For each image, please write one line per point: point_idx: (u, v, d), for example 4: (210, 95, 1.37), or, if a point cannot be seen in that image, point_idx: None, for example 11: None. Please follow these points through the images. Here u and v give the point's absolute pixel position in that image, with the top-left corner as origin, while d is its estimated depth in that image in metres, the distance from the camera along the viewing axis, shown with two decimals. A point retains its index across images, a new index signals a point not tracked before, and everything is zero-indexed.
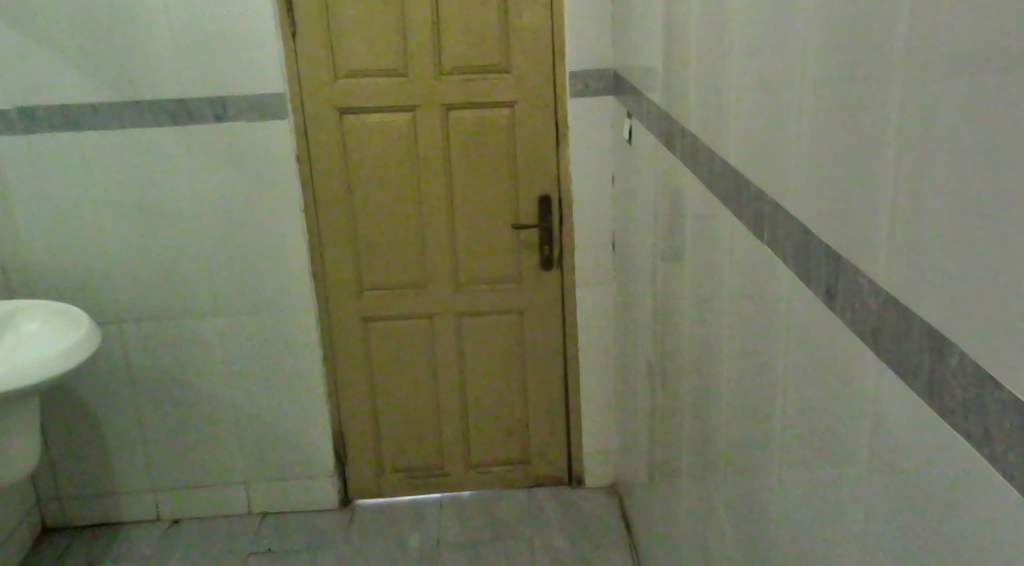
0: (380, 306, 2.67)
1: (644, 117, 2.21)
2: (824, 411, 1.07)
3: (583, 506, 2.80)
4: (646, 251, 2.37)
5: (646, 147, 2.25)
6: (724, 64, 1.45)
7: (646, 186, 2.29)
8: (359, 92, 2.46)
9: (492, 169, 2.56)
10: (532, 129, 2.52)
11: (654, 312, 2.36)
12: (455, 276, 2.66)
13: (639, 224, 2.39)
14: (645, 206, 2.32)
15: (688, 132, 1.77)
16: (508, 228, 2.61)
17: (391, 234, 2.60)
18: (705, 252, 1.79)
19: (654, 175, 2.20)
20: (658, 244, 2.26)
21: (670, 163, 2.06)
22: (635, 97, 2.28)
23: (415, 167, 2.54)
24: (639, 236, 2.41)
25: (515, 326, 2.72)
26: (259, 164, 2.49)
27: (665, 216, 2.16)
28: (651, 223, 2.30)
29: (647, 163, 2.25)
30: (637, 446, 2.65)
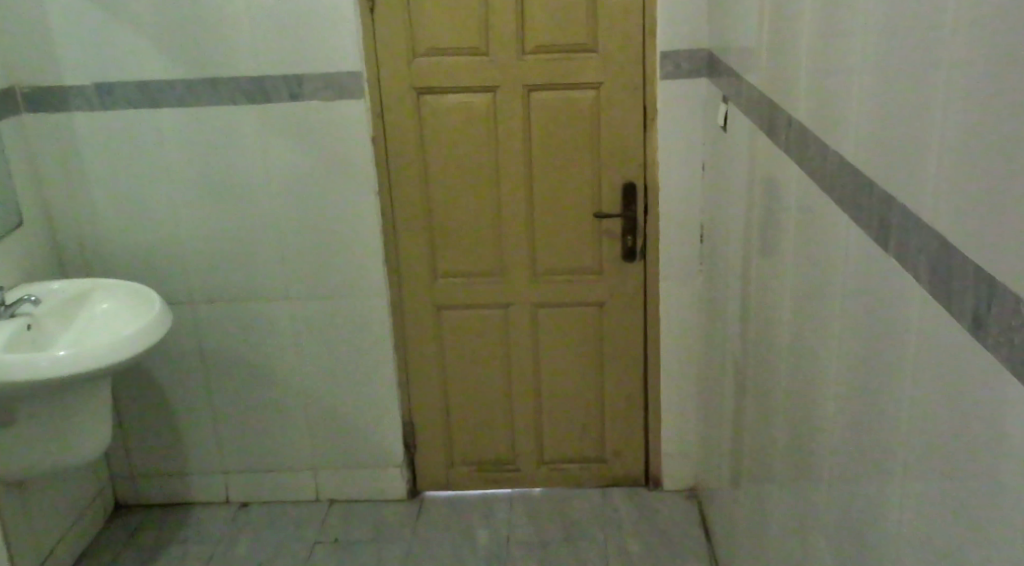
0: (454, 295, 2.57)
1: (741, 105, 2.06)
2: (969, 453, 0.93)
3: (659, 509, 2.68)
4: (738, 247, 2.22)
5: (742, 137, 2.10)
6: (845, 46, 1.30)
7: (740, 178, 2.14)
8: (438, 71, 2.36)
9: (575, 154, 2.43)
10: (618, 114, 2.39)
11: (745, 313, 2.21)
12: (533, 266, 2.55)
13: (731, 217, 2.25)
14: (739, 199, 2.17)
15: (794, 120, 1.62)
16: (590, 217, 2.49)
17: (468, 221, 2.51)
18: (808, 254, 1.64)
19: (751, 167, 2.05)
20: (751, 241, 2.11)
21: (768, 155, 1.90)
22: (731, 83, 2.12)
23: (494, 151, 2.44)
24: (731, 231, 2.26)
25: (594, 319, 2.60)
26: (335, 145, 2.41)
27: (760, 211, 2.01)
28: (744, 218, 2.15)
29: (743, 154, 2.10)
30: (720, 450, 2.51)
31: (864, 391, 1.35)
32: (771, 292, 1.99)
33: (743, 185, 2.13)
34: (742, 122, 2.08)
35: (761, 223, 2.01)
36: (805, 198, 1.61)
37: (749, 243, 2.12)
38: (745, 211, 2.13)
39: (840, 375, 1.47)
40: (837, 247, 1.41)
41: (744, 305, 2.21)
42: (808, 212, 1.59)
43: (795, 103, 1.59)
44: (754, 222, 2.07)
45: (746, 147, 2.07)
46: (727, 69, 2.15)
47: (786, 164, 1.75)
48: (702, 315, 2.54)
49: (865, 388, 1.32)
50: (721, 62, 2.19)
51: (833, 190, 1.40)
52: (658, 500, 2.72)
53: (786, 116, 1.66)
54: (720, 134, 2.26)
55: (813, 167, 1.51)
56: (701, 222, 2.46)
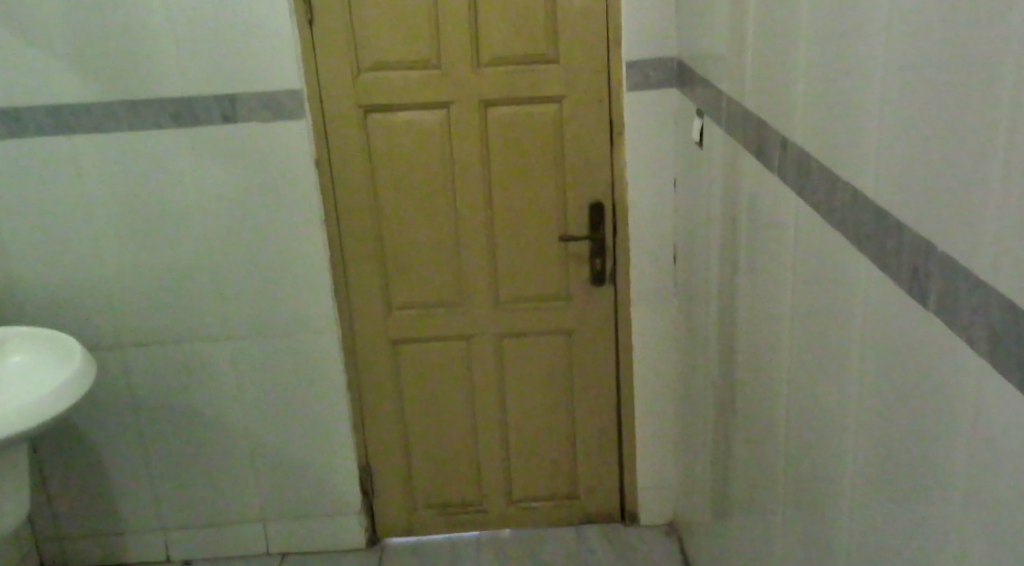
0: (410, 328, 2.37)
1: (716, 119, 1.89)
2: None
3: (637, 547, 2.51)
4: (716, 269, 2.05)
5: (718, 152, 1.93)
6: (852, 60, 1.13)
7: (718, 195, 1.98)
8: (385, 87, 2.16)
9: (537, 173, 2.25)
10: (582, 128, 2.21)
11: (725, 340, 2.05)
12: (495, 294, 2.36)
13: (708, 238, 2.08)
14: (717, 217, 2.00)
15: (779, 139, 1.45)
16: (555, 240, 2.31)
17: (424, 248, 2.31)
18: (800, 286, 1.48)
19: (730, 185, 1.89)
20: (732, 264, 1.94)
21: (749, 173, 1.74)
22: (703, 94, 1.95)
23: (450, 172, 2.24)
24: (708, 252, 2.09)
25: (563, 348, 2.42)
26: (274, 170, 2.20)
27: (744, 232, 1.85)
28: (724, 238, 1.98)
29: (720, 170, 1.93)
30: (700, 483, 2.35)
31: (869, 447, 1.18)
32: (756, 320, 1.82)
33: (722, 203, 1.96)
34: (718, 137, 1.91)
35: (745, 245, 1.85)
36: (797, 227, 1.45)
37: (730, 266, 1.96)
38: (725, 231, 1.96)
39: (836, 429, 1.31)
40: (836, 285, 1.25)
41: (724, 332, 2.05)
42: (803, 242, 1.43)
43: (783, 120, 1.43)
44: (736, 244, 1.91)
45: (723, 163, 1.91)
46: (699, 78, 1.98)
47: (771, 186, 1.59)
48: (677, 340, 2.38)
49: (875, 445, 1.15)
50: (692, 71, 2.02)
51: (834, 222, 1.23)
52: (635, 536, 2.54)
53: (771, 134, 1.49)
54: (693, 148, 2.09)
55: (804, 194, 1.34)
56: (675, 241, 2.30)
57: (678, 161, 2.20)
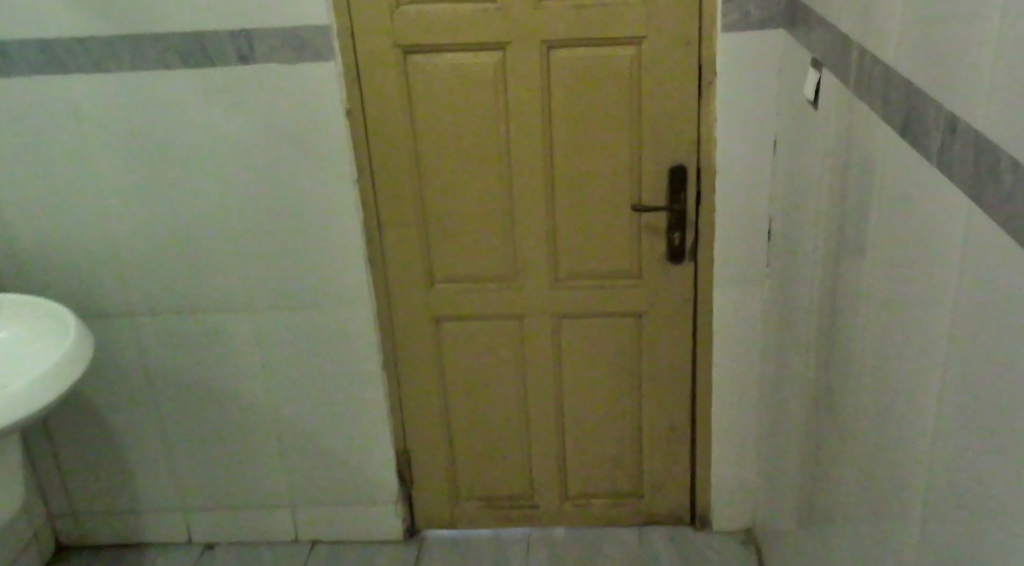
0: (455, 304, 2.07)
1: (833, 71, 1.50)
2: None
3: (707, 556, 2.21)
4: (817, 255, 1.69)
5: (830, 115, 1.54)
6: None
7: (826, 166, 1.60)
8: (429, 24, 1.80)
9: (608, 130, 1.89)
10: (664, 77, 1.84)
11: (820, 341, 1.69)
12: (554, 268, 2.03)
13: (811, 216, 1.71)
14: (823, 193, 1.62)
15: (927, 113, 1.08)
16: (626, 209, 1.96)
17: (472, 213, 1.98)
18: (927, 318, 1.11)
19: (840, 157, 1.50)
20: (835, 253, 1.57)
21: (865, 147, 1.36)
22: (820, 41, 1.56)
23: (504, 126, 1.90)
24: (810, 232, 1.72)
25: (630, 332, 2.09)
26: (299, 121, 1.88)
27: (848, 221, 1.47)
28: (828, 220, 1.61)
29: (831, 136, 1.55)
30: (783, 492, 2.02)
31: None
32: (855, 331, 1.46)
33: (829, 176, 1.58)
34: (833, 94, 1.52)
35: (849, 235, 1.48)
36: (937, 239, 1.08)
37: (833, 254, 1.59)
38: (830, 213, 1.59)
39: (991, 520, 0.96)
40: (1004, 328, 0.89)
41: (820, 331, 1.70)
42: (943, 263, 1.06)
43: (937, 89, 1.05)
44: (841, 231, 1.53)
45: (835, 129, 1.52)
46: (815, 20, 1.59)
47: (893, 173, 1.21)
48: (766, 328, 2.03)
49: None
50: (808, 11, 1.62)
51: (1017, 251, 0.86)
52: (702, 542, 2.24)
53: (914, 106, 1.12)
54: (802, 106, 1.70)
55: (968, 197, 0.97)
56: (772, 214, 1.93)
57: (782, 118, 1.82)
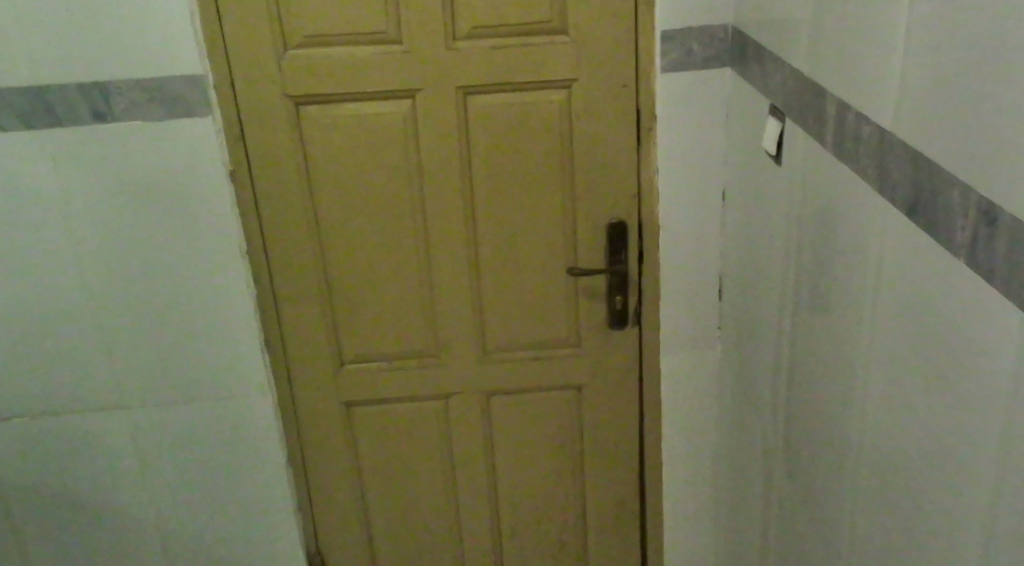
0: (369, 386, 1.79)
1: (794, 121, 1.29)
2: None
3: None
4: (773, 325, 1.47)
5: (790, 171, 1.33)
6: None
7: (784, 228, 1.38)
8: (325, 70, 1.54)
9: (538, 186, 1.65)
10: (599, 124, 1.61)
11: (779, 422, 1.48)
12: (481, 341, 1.78)
13: (766, 280, 1.49)
14: (780, 257, 1.41)
15: (946, 194, 0.87)
16: (561, 271, 1.72)
17: (385, 283, 1.72)
18: (950, 442, 0.89)
19: (802, 221, 1.29)
20: (796, 328, 1.36)
21: (840, 217, 1.14)
22: (776, 85, 1.35)
23: (418, 184, 1.64)
24: (765, 298, 1.51)
25: (569, 408, 1.85)
26: (173, 187, 1.58)
27: (813, 296, 1.26)
28: (786, 288, 1.39)
29: (791, 195, 1.34)
30: None
31: None
32: (826, 424, 1.25)
33: (788, 240, 1.37)
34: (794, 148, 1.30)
35: (814, 313, 1.26)
36: (962, 346, 0.86)
37: (792, 328, 1.37)
38: (788, 280, 1.38)
39: None
40: None
41: (778, 410, 1.48)
42: (973, 376, 0.85)
43: (960, 164, 0.83)
44: (802, 305, 1.32)
45: (795, 187, 1.31)
46: (769, 59, 1.38)
47: (890, 255, 1.00)
48: (720, 396, 1.82)
49: None
50: (760, 49, 1.41)
51: None
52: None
53: (925, 181, 0.90)
54: (756, 155, 1.49)
55: (1022, 312, 0.75)
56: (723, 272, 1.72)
57: (732, 167, 1.61)
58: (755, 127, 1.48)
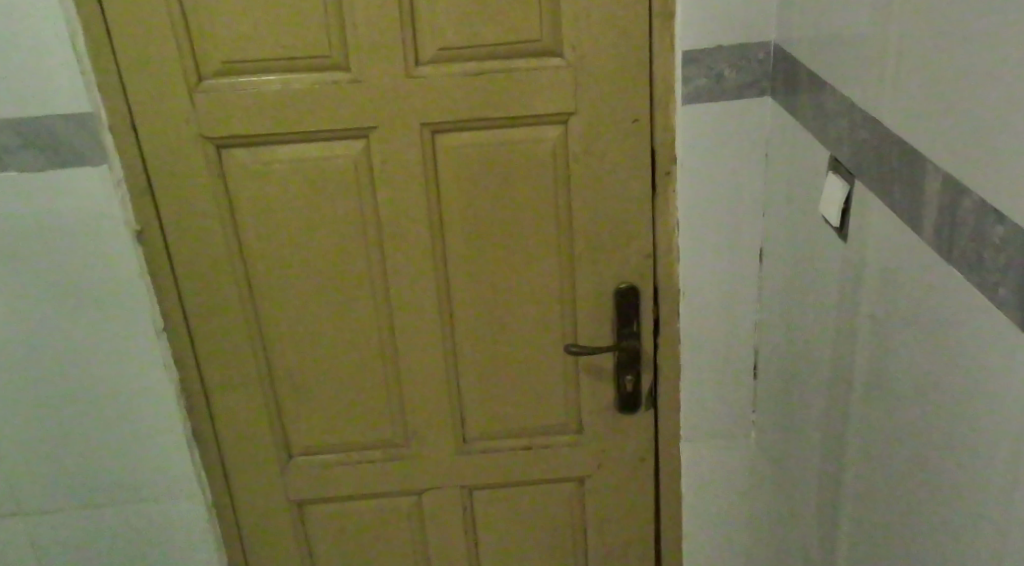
0: (324, 482, 1.47)
1: (864, 189, 0.95)
2: None
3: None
4: (825, 435, 1.13)
5: (856, 251, 0.99)
6: None
7: (843, 319, 1.04)
8: (253, 106, 1.21)
9: (527, 245, 1.33)
10: (604, 169, 1.28)
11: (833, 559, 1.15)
12: (460, 428, 1.46)
13: (814, 376, 1.16)
14: (836, 353, 1.07)
15: None
16: (558, 346, 1.40)
17: (340, 363, 1.40)
18: None
19: (875, 322, 0.95)
20: (865, 454, 1.02)
21: (944, 338, 0.80)
22: (836, 133, 1.01)
23: (378, 244, 1.32)
24: (813, 397, 1.17)
25: (570, 504, 1.52)
26: (65, 253, 1.26)
27: (894, 425, 0.93)
28: (845, 396, 1.06)
29: (856, 281, 0.99)
30: None
31: None
32: None
33: (848, 336, 1.03)
34: (863, 221, 0.96)
35: (894, 447, 0.93)
36: None
37: (856, 451, 1.04)
38: (849, 387, 1.04)
39: None
40: None
41: (831, 540, 1.15)
42: None
43: None
44: (872, 427, 0.99)
45: (864, 273, 0.97)
46: (828, 97, 1.03)
47: None
48: (755, 492, 1.48)
49: None
50: (816, 82, 1.06)
51: None
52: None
53: None
54: (806, 215, 1.15)
55: None
56: (761, 347, 1.38)
57: (773, 222, 1.27)
58: (804, 180, 1.14)
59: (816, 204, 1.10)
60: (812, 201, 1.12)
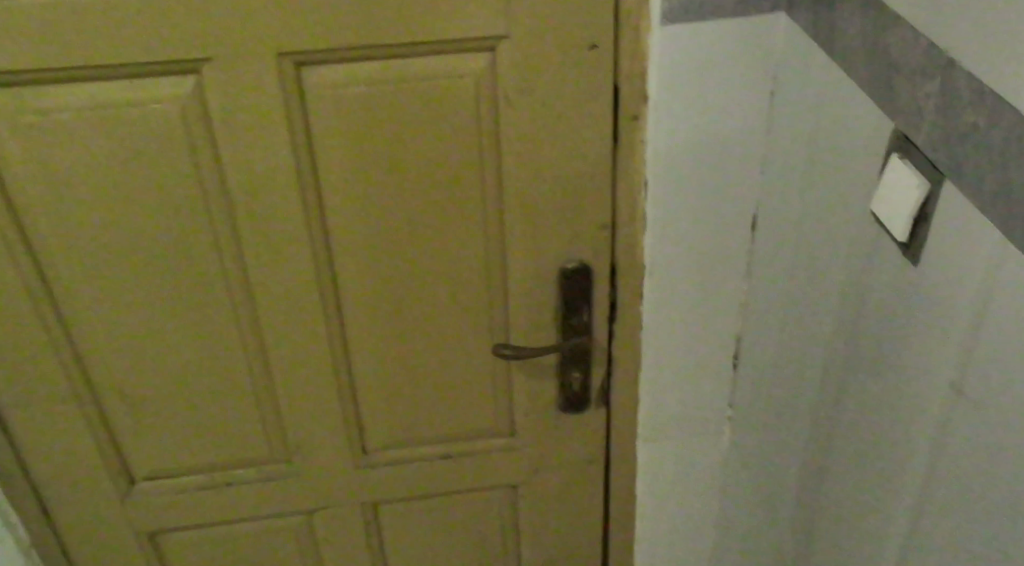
0: (183, 511, 1.13)
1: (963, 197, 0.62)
2: None
3: None
4: (853, 496, 0.84)
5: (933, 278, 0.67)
6: None
7: (900, 364, 0.73)
8: (22, 24, 0.80)
9: (440, 217, 0.97)
10: (546, 116, 0.91)
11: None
12: (359, 443, 1.13)
13: (838, 412, 0.86)
14: (882, 403, 0.77)
15: None
16: (486, 341, 1.07)
17: (189, 374, 1.03)
18: None
19: (962, 391, 0.65)
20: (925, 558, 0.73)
21: None
22: (910, 100, 0.66)
23: (229, 222, 0.94)
24: (834, 438, 0.87)
25: (501, 517, 1.23)
26: None
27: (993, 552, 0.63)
28: (894, 466, 0.76)
29: (930, 321, 0.68)
30: None
31: None
32: None
33: (904, 387, 0.73)
34: (957, 245, 0.64)
35: None
36: None
37: (912, 549, 0.75)
38: (903, 461, 0.74)
39: None
40: None
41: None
42: None
43: None
44: (944, 534, 0.69)
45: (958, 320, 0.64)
46: (895, 41, 0.68)
47: None
48: (727, 501, 1.21)
49: None
50: (875, 11, 0.70)
51: None
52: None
53: None
54: (833, 198, 0.81)
55: None
56: (748, 335, 1.07)
57: (780, 190, 0.93)
58: (834, 146, 0.80)
59: (860, 193, 0.76)
60: (843, 180, 0.79)
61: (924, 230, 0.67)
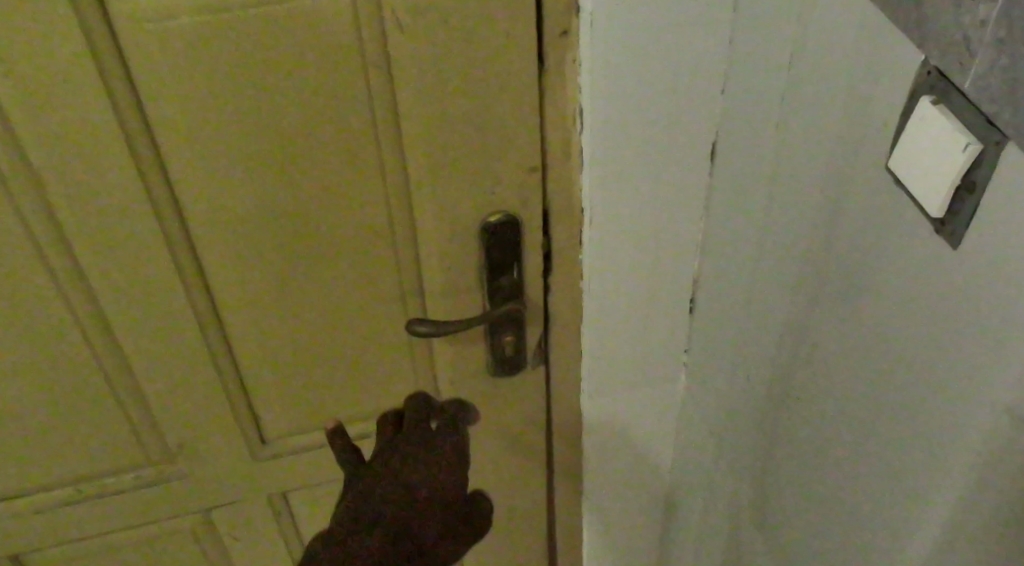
0: (49, 523, 0.95)
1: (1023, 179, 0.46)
2: None
3: None
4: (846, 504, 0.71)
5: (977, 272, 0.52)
6: None
7: (914, 368, 0.59)
8: None
9: (329, 176, 0.77)
10: (449, 36, 0.71)
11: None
12: (257, 434, 0.95)
13: (825, 406, 0.71)
14: (888, 413, 0.63)
15: None
16: (397, 310, 0.88)
17: (27, 376, 0.83)
18: None
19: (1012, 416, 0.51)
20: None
21: None
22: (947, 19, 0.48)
23: (44, 193, 0.72)
24: (820, 435, 0.73)
25: None
26: None
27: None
28: (905, 486, 0.63)
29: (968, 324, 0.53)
30: None
31: None
32: None
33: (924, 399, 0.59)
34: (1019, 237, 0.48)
35: None
36: None
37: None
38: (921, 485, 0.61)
39: None
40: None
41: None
42: None
43: None
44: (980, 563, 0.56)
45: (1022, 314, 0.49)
46: None
47: None
48: (684, 459, 1.09)
49: None
50: None
51: None
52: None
53: None
54: (824, 148, 0.64)
55: None
56: (706, 288, 0.92)
57: (746, 126, 0.75)
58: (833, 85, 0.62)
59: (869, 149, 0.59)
60: (843, 130, 0.62)
61: (959, 204, 0.51)
